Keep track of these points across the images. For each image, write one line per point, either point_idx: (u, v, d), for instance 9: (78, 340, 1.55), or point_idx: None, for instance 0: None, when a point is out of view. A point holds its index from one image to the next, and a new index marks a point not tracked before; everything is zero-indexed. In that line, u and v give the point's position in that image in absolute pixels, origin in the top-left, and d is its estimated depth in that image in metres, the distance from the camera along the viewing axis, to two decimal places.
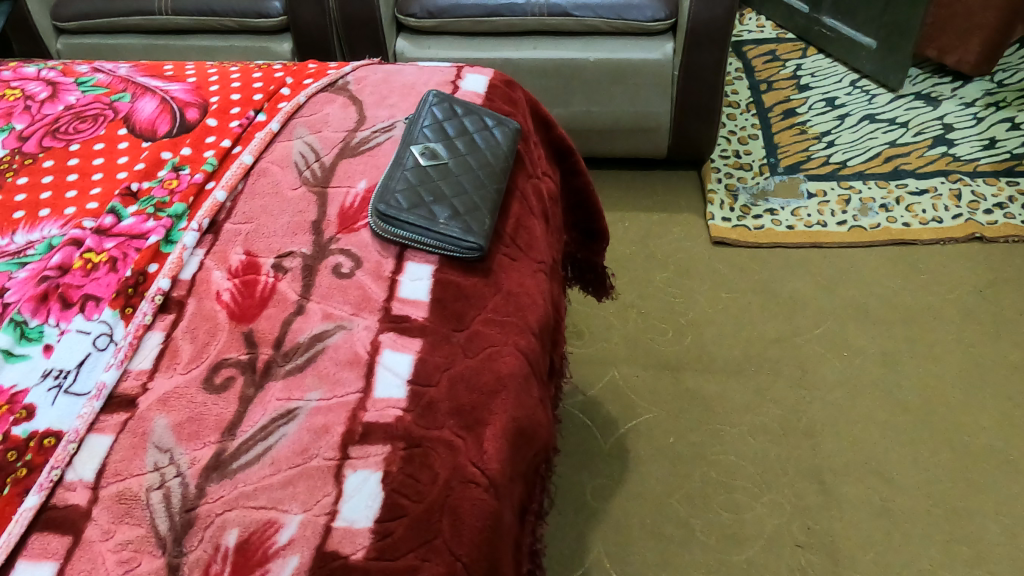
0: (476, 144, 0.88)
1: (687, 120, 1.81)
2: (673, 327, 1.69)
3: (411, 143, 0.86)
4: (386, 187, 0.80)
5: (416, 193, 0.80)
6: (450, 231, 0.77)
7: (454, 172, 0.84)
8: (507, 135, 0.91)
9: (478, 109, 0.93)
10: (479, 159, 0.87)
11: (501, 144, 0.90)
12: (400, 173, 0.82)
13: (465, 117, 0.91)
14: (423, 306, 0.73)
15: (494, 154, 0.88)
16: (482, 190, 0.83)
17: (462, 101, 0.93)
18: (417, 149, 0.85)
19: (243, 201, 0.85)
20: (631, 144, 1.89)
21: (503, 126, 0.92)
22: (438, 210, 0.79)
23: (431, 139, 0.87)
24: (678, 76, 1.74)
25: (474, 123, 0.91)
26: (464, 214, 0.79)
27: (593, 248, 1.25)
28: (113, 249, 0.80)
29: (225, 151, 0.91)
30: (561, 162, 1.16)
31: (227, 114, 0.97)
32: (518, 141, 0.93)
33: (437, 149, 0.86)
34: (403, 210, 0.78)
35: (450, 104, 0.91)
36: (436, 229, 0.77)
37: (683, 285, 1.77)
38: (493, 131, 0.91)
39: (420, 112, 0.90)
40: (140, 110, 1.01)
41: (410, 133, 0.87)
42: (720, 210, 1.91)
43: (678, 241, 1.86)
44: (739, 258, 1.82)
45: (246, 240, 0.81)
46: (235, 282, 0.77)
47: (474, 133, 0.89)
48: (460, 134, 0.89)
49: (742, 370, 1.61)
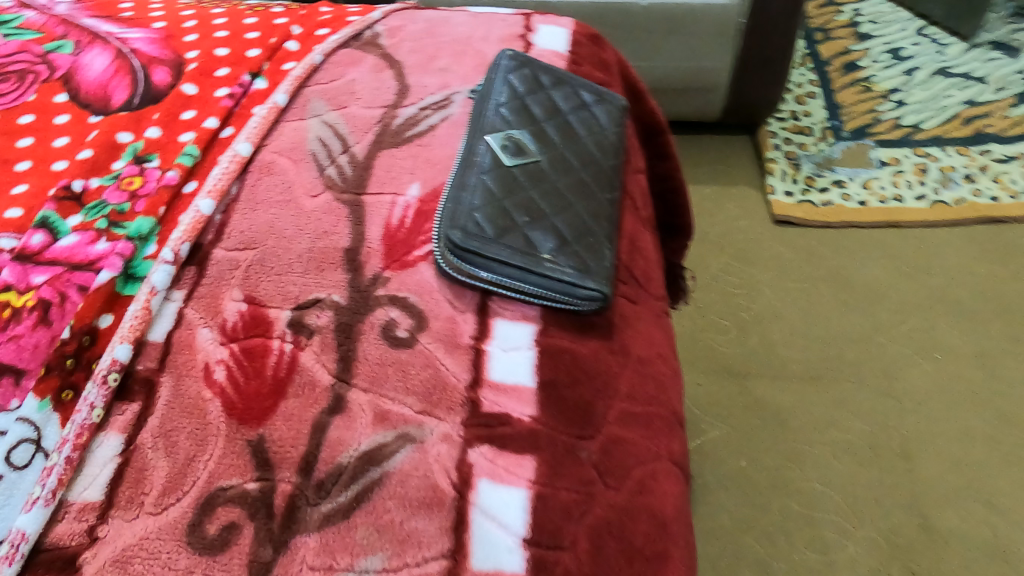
0: (574, 131, 0.61)
1: (749, 77, 1.54)
2: (736, 324, 1.42)
3: (486, 129, 0.58)
4: (456, 200, 0.53)
5: (504, 210, 0.53)
6: (560, 272, 0.51)
7: (551, 177, 0.57)
8: (611, 115, 0.64)
9: (569, 76, 0.66)
10: (580, 154, 0.60)
11: (605, 129, 0.63)
12: (476, 177, 0.54)
13: (553, 88, 0.63)
14: (529, 397, 0.47)
15: (599, 145, 0.61)
16: (591, 204, 0.57)
17: (547, 65, 0.66)
18: (495, 140, 0.58)
19: (238, 212, 0.58)
20: (681, 103, 1.61)
21: (605, 103, 0.65)
22: (537, 238, 0.52)
23: (512, 124, 0.59)
24: (745, 26, 1.45)
25: (567, 99, 0.63)
26: (574, 244, 0.53)
27: (673, 246, 0.97)
28: (44, 286, 0.53)
29: (210, 134, 0.63)
30: (647, 141, 0.89)
31: (211, 77, 0.69)
32: (625, 123, 0.66)
33: (522, 139, 0.59)
34: (488, 240, 0.51)
35: (532, 70, 0.64)
36: (539, 269, 0.50)
37: (744, 272, 1.51)
38: (593, 110, 0.64)
39: (491, 82, 0.62)
40: (87, 66, 0.73)
41: (479, 114, 0.60)
42: (782, 183, 1.65)
43: (735, 220, 1.60)
44: (806, 240, 1.57)
45: (246, 278, 0.54)
46: (232, 349, 0.50)
47: (568, 113, 0.62)
48: (550, 115, 0.61)
49: (817, 376, 1.35)
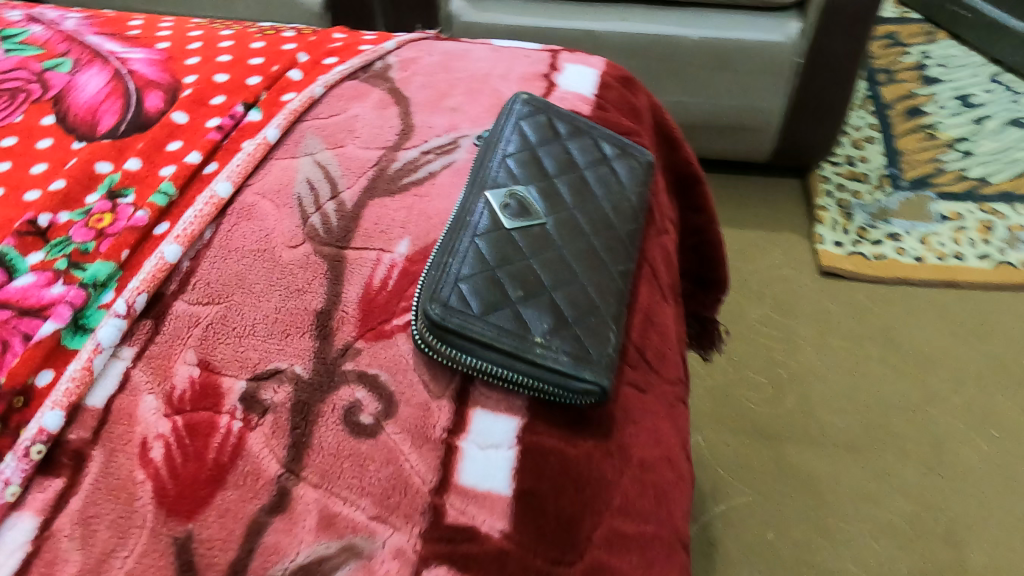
0: (589, 189, 0.54)
1: (801, 120, 1.45)
2: (773, 381, 1.32)
3: (488, 183, 0.52)
4: (441, 266, 0.46)
5: (496, 282, 0.46)
6: (552, 360, 0.44)
7: (555, 243, 0.50)
8: (633, 172, 0.57)
9: (590, 125, 0.59)
10: (593, 216, 0.53)
11: (625, 188, 0.56)
12: (468, 240, 0.48)
13: (570, 139, 0.57)
14: (503, 510, 0.41)
15: (615, 207, 0.54)
16: (599, 277, 0.50)
17: (565, 112, 0.59)
18: (496, 196, 0.51)
19: (208, 260, 0.52)
20: (728, 142, 1.53)
21: (628, 158, 0.58)
22: (530, 316, 0.45)
23: (519, 178, 0.53)
24: (801, 65, 1.36)
25: (584, 152, 0.56)
26: (573, 326, 0.46)
27: (703, 300, 0.88)
28: None
29: (191, 169, 0.57)
30: (680, 192, 0.82)
31: (204, 106, 0.63)
32: (649, 181, 0.59)
33: (528, 196, 0.52)
34: (472, 316, 0.44)
35: (547, 118, 0.57)
36: (527, 355, 0.43)
37: (784, 325, 1.41)
38: (612, 166, 0.57)
39: (500, 128, 0.56)
40: (82, 87, 0.68)
41: (483, 164, 0.53)
42: (832, 233, 1.56)
43: (779, 268, 1.51)
44: (854, 295, 1.46)
45: (203, 339, 0.48)
46: (175, 423, 0.44)
47: (584, 169, 0.55)
48: (563, 169, 0.55)
49: (856, 445, 1.23)
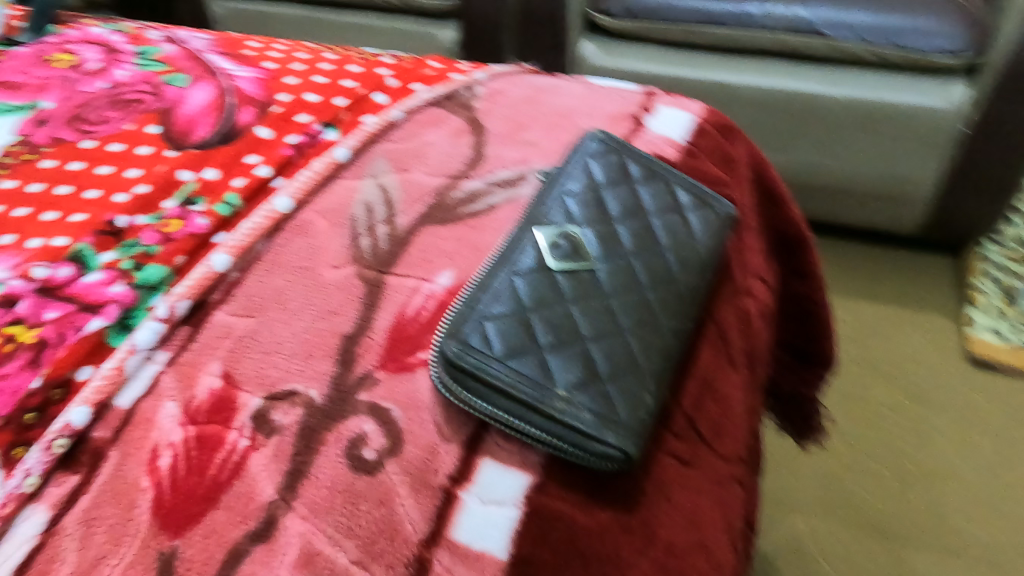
0: (653, 237, 0.50)
1: (961, 190, 1.23)
2: (896, 478, 1.07)
3: (542, 220, 0.49)
4: (471, 304, 0.43)
5: (526, 326, 0.43)
6: (572, 417, 0.40)
7: (603, 291, 0.46)
8: (709, 224, 0.52)
9: (668, 170, 0.55)
10: (653, 266, 0.48)
11: (696, 240, 0.51)
12: (506, 278, 0.45)
13: (642, 183, 0.53)
14: (495, 575, 0.37)
15: (681, 259, 0.50)
16: (647, 332, 0.45)
17: (643, 154, 0.55)
18: (546, 234, 0.47)
19: (254, 274, 0.52)
20: (866, 210, 1.32)
21: (706, 208, 0.53)
22: (557, 367, 0.41)
23: (577, 218, 0.49)
24: (967, 134, 1.17)
25: (655, 198, 0.52)
26: (604, 382, 0.42)
27: (805, 376, 0.80)
28: (50, 325, 0.49)
29: (260, 183, 0.58)
30: (784, 254, 0.75)
31: (289, 123, 0.64)
32: (729, 234, 0.54)
33: (582, 238, 0.48)
34: (491, 359, 0.41)
35: (621, 159, 0.54)
36: (545, 408, 0.40)
37: (917, 416, 1.14)
38: (685, 215, 0.52)
39: (567, 166, 0.53)
40: (188, 100, 0.71)
41: (541, 201, 0.50)
42: (988, 317, 1.25)
43: (916, 349, 1.24)
44: (1013, 393, 1.16)
45: (232, 352, 0.47)
46: (187, 433, 0.43)
47: (652, 215, 0.51)
48: (627, 214, 0.51)
49: (996, 561, 0.97)
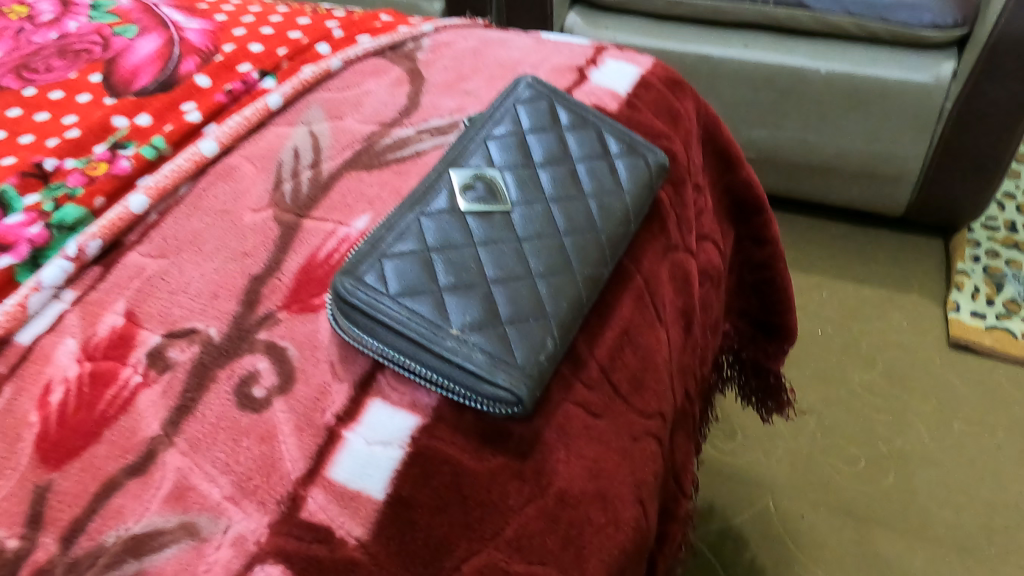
0: (575, 184, 0.49)
1: (946, 170, 1.21)
2: (868, 457, 1.05)
3: (459, 161, 0.47)
4: (372, 240, 0.42)
5: (427, 264, 0.41)
6: (463, 357, 0.38)
7: (515, 235, 0.44)
8: (637, 172, 0.51)
9: (600, 119, 0.53)
10: (571, 213, 0.47)
11: (622, 189, 0.50)
12: (413, 217, 0.43)
13: (570, 129, 0.51)
14: (368, 516, 0.36)
15: (603, 206, 0.48)
16: (557, 277, 0.44)
17: (576, 101, 0.54)
18: (461, 175, 0.46)
19: (173, 215, 0.51)
20: (854, 190, 1.29)
21: (635, 157, 0.52)
22: (453, 306, 0.40)
23: (497, 163, 0.48)
24: (951, 112, 1.15)
25: (583, 145, 0.51)
26: (503, 325, 0.40)
27: (767, 349, 0.79)
28: None
29: (190, 128, 0.57)
30: (739, 219, 0.73)
31: (230, 72, 0.63)
32: (660, 184, 0.53)
33: (499, 180, 0.47)
34: (385, 295, 0.39)
35: (551, 105, 0.52)
36: (435, 346, 0.38)
37: (894, 397, 1.12)
38: (613, 163, 0.51)
39: (494, 109, 0.51)
40: (136, 51, 0.70)
41: (462, 142, 0.49)
42: (970, 301, 1.24)
43: (896, 329, 1.22)
44: (991, 375, 1.15)
45: (139, 291, 0.46)
46: (82, 369, 0.43)
47: (576, 161, 0.50)
48: (551, 160, 0.49)
49: (967, 546, 0.96)
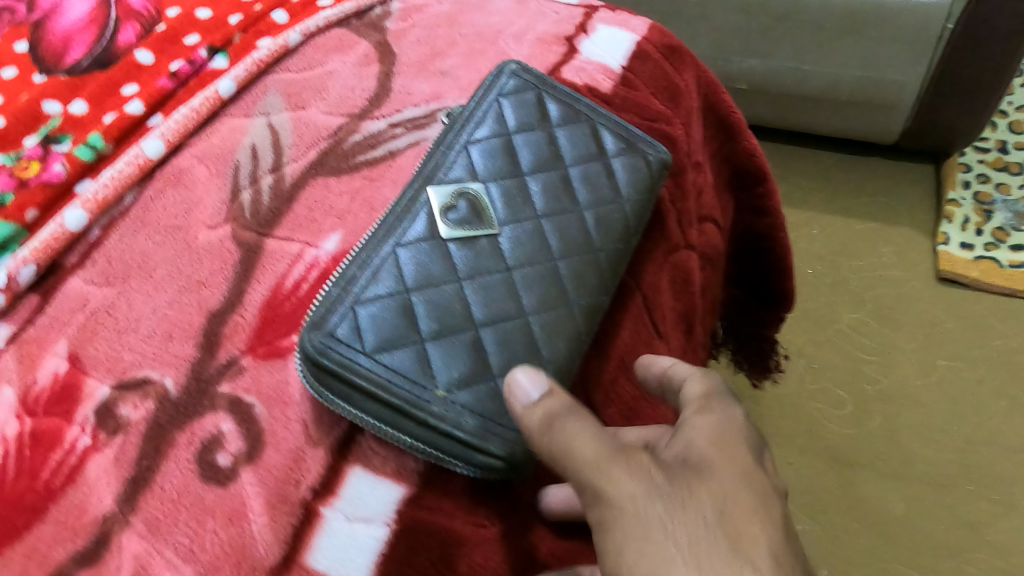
0: (569, 193, 0.44)
1: (943, 99, 1.11)
2: (853, 399, 0.98)
3: (438, 175, 0.42)
4: (345, 286, 0.37)
5: (406, 311, 0.37)
6: (448, 421, 0.34)
7: (503, 263, 0.40)
8: (636, 172, 0.46)
9: (595, 109, 0.48)
10: (565, 228, 0.42)
11: (620, 195, 0.45)
12: (389, 250, 0.38)
13: (562, 126, 0.46)
14: None
15: (601, 218, 0.44)
16: (552, 311, 0.39)
17: (565, 90, 0.48)
18: (441, 192, 0.41)
19: (120, 232, 0.45)
20: (847, 120, 1.20)
21: (634, 155, 0.46)
22: (438, 361, 0.36)
23: (483, 175, 0.42)
24: (953, 32, 1.02)
25: (576, 144, 0.46)
26: (495, 377, 0.36)
27: (762, 315, 0.73)
28: None
29: (131, 120, 0.50)
30: (738, 189, 0.64)
31: (175, 45, 0.56)
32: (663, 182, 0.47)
33: (484, 196, 0.42)
34: (360, 355, 0.35)
35: (538, 97, 0.46)
36: (420, 411, 0.34)
37: (882, 336, 1.03)
38: (609, 164, 0.46)
39: (475, 106, 0.45)
40: (67, 11, 0.62)
41: (441, 147, 0.43)
42: (958, 232, 1.13)
43: (885, 263, 1.11)
44: (980, 311, 1.05)
45: (83, 328, 0.41)
46: (22, 427, 0.38)
47: (569, 166, 0.45)
48: (541, 166, 0.44)
49: (947, 485, 0.91)
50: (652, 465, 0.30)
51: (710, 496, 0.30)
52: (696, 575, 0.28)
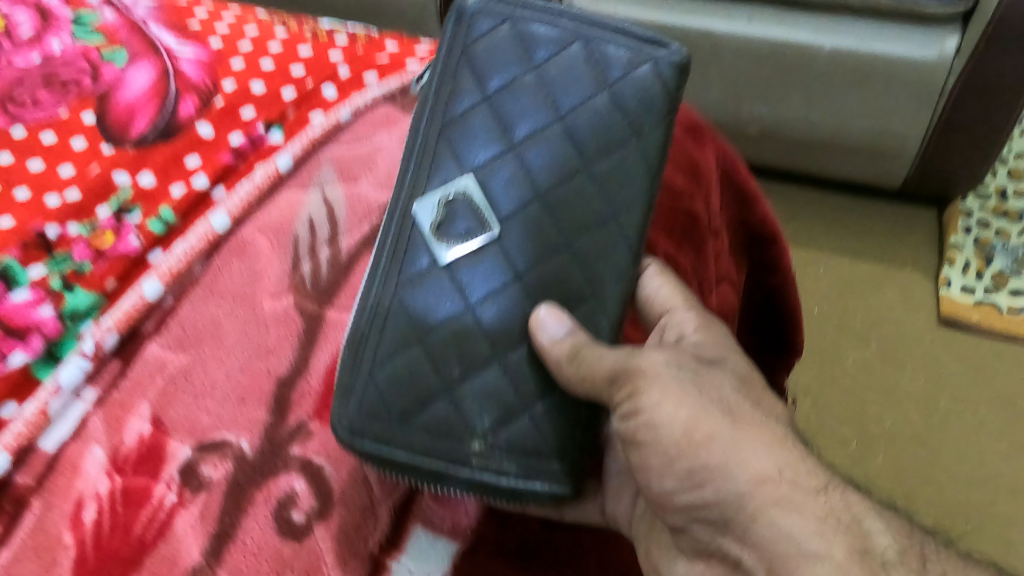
0: (573, 148, 0.46)
1: (947, 149, 1.15)
2: (859, 437, 1.01)
3: (420, 186, 0.46)
4: (358, 327, 0.45)
5: (426, 358, 0.44)
6: (490, 469, 0.42)
7: (512, 265, 0.45)
8: (643, 97, 0.46)
9: (586, 30, 0.47)
10: (576, 201, 0.45)
11: (630, 127, 0.46)
12: (392, 293, 0.45)
13: (546, 62, 0.47)
14: None
15: (617, 163, 0.46)
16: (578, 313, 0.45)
17: (541, 17, 0.48)
18: (429, 210, 0.45)
19: (190, 299, 0.50)
20: (853, 166, 1.23)
21: (641, 72, 0.46)
22: (467, 411, 0.43)
23: (472, 162, 0.46)
24: (954, 89, 1.06)
25: (568, 77, 0.47)
26: (521, 410, 0.44)
27: (773, 364, 0.76)
28: None
29: (197, 196, 0.55)
30: (751, 248, 0.68)
31: (233, 119, 0.61)
32: (682, 89, 0.47)
33: (475, 193, 0.45)
34: (393, 427, 0.43)
35: (512, 36, 0.48)
36: (464, 468, 0.42)
37: (886, 376, 1.07)
38: (613, 91, 0.46)
39: (444, 82, 0.47)
40: (128, 85, 0.67)
41: (426, 147, 0.47)
42: (961, 276, 1.16)
43: (890, 306, 1.15)
44: (982, 354, 1.08)
45: (162, 393, 0.45)
46: (114, 485, 0.42)
47: (566, 115, 0.46)
48: (537, 126, 0.46)
49: (948, 523, 0.94)
50: (681, 359, 0.44)
51: (733, 381, 0.43)
52: (730, 419, 0.40)
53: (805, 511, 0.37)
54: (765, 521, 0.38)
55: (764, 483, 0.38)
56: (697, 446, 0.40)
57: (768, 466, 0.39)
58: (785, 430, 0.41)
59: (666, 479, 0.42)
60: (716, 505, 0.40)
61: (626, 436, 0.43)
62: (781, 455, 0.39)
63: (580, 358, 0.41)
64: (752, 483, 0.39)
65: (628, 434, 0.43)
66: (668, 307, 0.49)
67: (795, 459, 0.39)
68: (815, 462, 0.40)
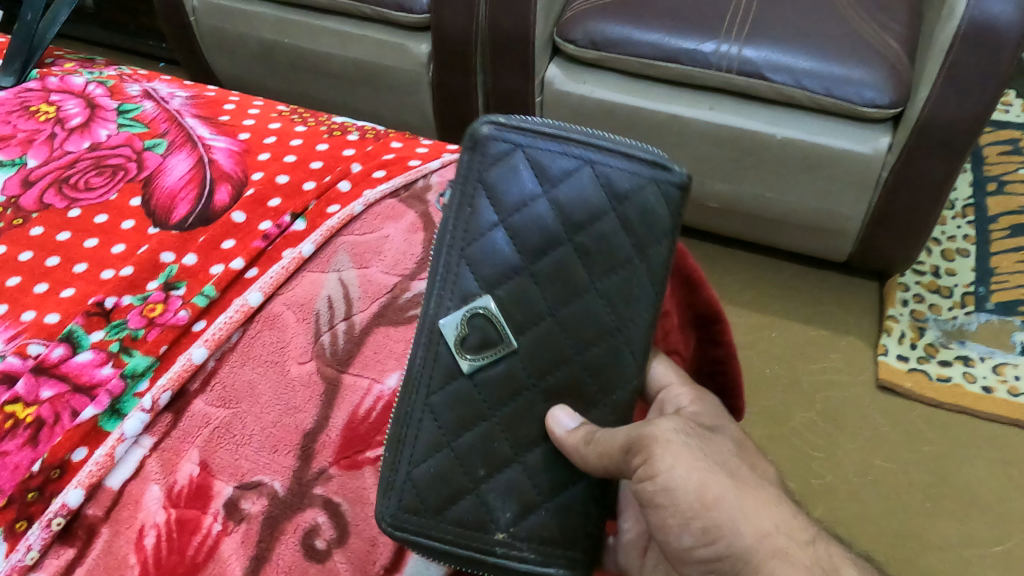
0: (582, 264, 0.57)
1: (883, 231, 1.28)
2: (802, 490, 1.13)
3: (444, 303, 0.56)
4: (395, 432, 0.54)
5: (456, 462, 0.54)
6: (513, 555, 0.53)
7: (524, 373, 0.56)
8: (646, 216, 0.57)
9: (590, 156, 0.58)
10: (583, 318, 0.57)
11: (632, 247, 0.57)
12: (427, 390, 0.55)
13: (555, 185, 0.57)
14: None
15: (623, 279, 0.57)
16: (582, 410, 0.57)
17: (549, 145, 0.58)
18: (452, 326, 0.56)
19: (230, 363, 0.61)
20: (804, 241, 1.36)
21: (644, 196, 0.57)
22: (495, 504, 0.54)
23: (488, 280, 0.56)
24: (888, 181, 1.20)
25: (576, 201, 0.57)
26: (542, 503, 0.55)
27: None
28: (47, 403, 0.57)
29: (234, 274, 0.66)
30: (699, 325, 0.80)
31: (262, 207, 0.72)
32: (682, 207, 0.58)
33: (492, 309, 0.56)
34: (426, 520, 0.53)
35: (527, 166, 0.58)
36: (490, 555, 0.53)
37: (828, 435, 1.19)
38: (617, 215, 0.57)
39: (465, 203, 0.58)
40: (169, 171, 0.78)
41: (449, 266, 0.57)
42: (897, 345, 1.28)
43: (834, 370, 1.27)
44: (913, 418, 1.20)
45: (207, 441, 0.56)
46: (169, 516, 0.52)
47: (574, 236, 0.57)
48: (550, 243, 0.57)
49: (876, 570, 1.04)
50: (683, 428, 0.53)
51: (726, 452, 0.53)
52: (732, 481, 0.50)
53: (799, 563, 0.47)
54: (769, 570, 0.47)
55: (765, 537, 0.48)
56: (709, 505, 0.49)
57: (767, 523, 0.48)
58: (775, 493, 0.51)
59: (681, 535, 0.50)
60: (723, 554, 0.49)
61: (640, 497, 0.52)
62: (776, 513, 0.49)
63: (594, 439, 0.53)
64: (756, 536, 0.48)
65: (644, 495, 0.51)
66: (665, 385, 0.64)
67: (787, 518, 0.49)
68: (802, 521, 0.50)
